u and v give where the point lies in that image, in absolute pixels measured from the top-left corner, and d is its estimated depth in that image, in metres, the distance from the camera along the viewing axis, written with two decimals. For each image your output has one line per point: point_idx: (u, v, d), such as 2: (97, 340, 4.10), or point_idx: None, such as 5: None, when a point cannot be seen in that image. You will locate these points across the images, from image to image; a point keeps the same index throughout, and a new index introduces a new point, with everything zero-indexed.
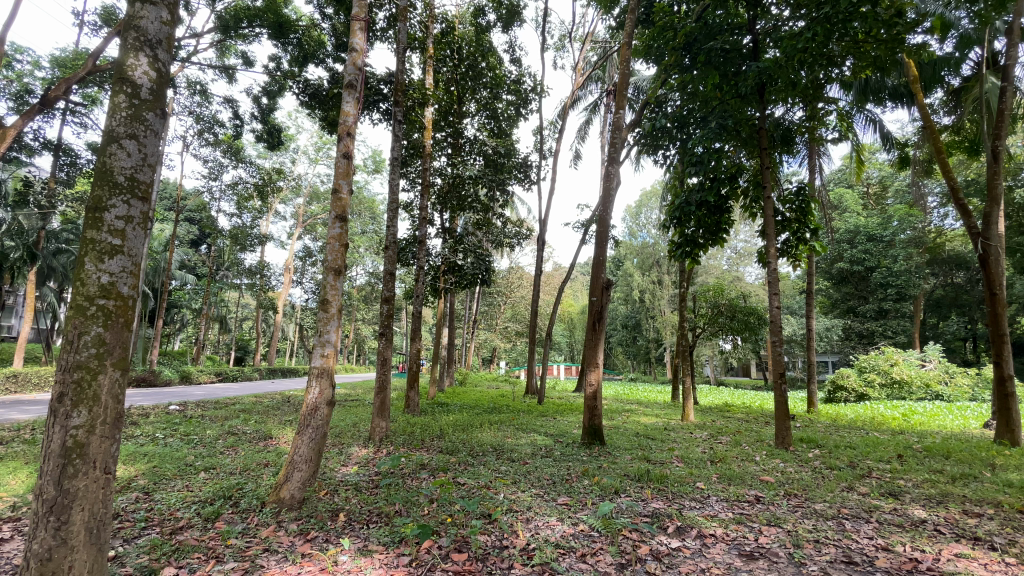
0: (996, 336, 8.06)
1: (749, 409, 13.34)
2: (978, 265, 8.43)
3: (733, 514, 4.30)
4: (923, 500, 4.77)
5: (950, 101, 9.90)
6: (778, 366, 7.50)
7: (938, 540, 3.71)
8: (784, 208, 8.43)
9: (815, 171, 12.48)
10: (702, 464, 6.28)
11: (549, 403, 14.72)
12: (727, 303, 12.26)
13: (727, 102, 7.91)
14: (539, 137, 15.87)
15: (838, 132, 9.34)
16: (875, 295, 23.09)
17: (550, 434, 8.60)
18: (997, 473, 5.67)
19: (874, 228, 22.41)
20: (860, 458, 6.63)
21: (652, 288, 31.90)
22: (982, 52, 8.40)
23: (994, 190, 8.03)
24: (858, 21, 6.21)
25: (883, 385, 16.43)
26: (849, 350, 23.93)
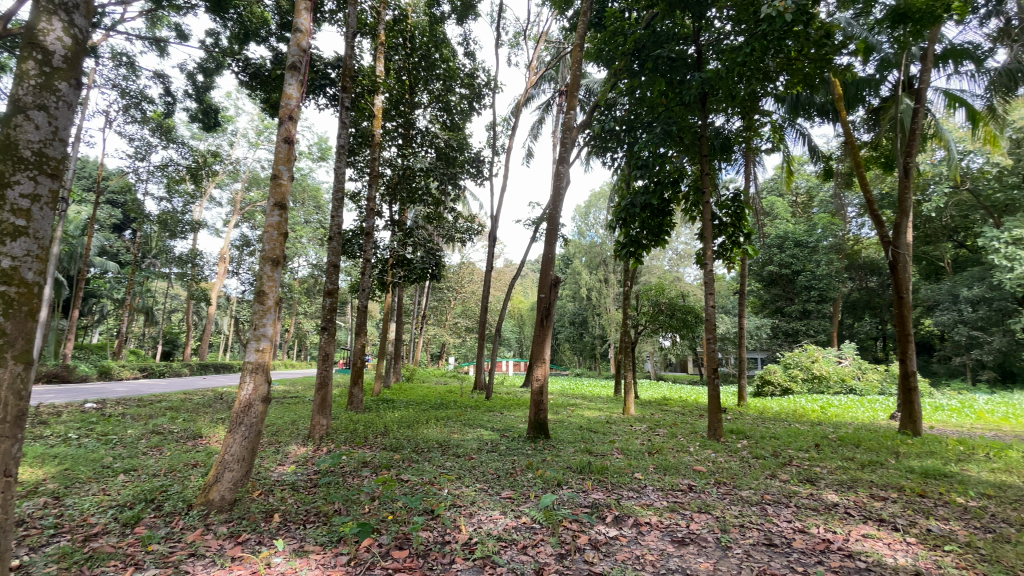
0: (902, 336, 8.87)
1: (684, 403, 14.06)
2: (889, 271, 9.25)
3: (668, 503, 4.50)
4: (836, 485, 5.21)
5: (869, 119, 10.76)
6: (712, 361, 7.91)
7: (848, 522, 4.07)
8: (722, 213, 8.87)
9: (750, 179, 13.22)
10: (640, 455, 6.53)
11: (496, 398, 14.78)
12: (667, 302, 12.79)
13: (671, 109, 8.24)
14: (492, 133, 15.87)
15: (771, 143, 9.91)
16: (800, 296, 24.86)
17: (496, 429, 8.66)
18: (900, 460, 6.29)
19: (801, 235, 24.17)
20: (783, 448, 7.14)
21: (599, 287, 32.92)
22: (899, 75, 9.17)
23: (904, 203, 8.80)
24: (791, 39, 6.62)
25: (804, 380, 17.84)
26: (776, 348, 25.68)
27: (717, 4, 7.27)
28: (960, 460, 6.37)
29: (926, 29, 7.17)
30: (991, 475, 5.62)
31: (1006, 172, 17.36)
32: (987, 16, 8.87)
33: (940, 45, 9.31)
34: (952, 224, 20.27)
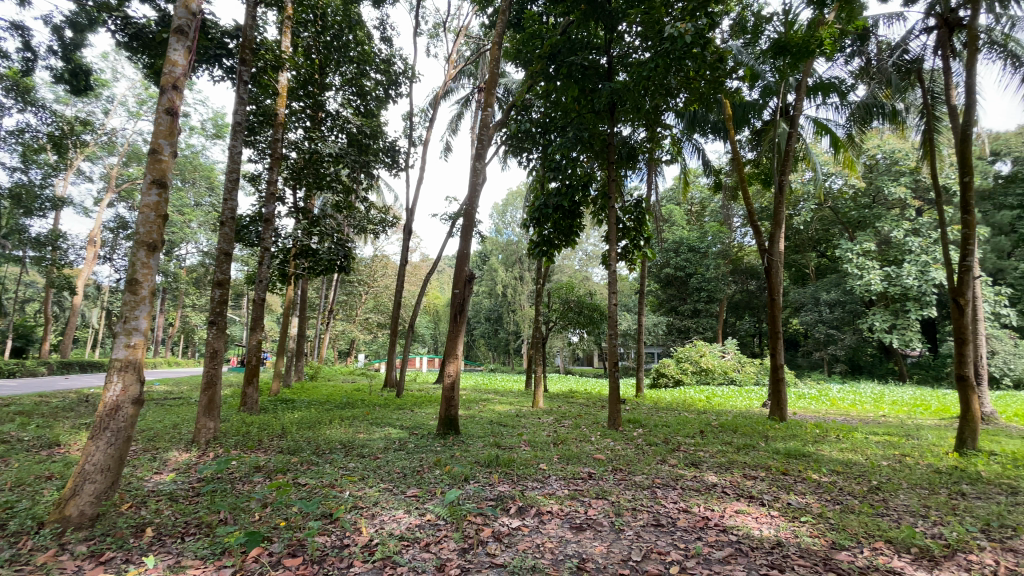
0: (774, 333, 10.03)
1: (589, 395, 14.84)
2: (765, 275, 10.42)
3: (569, 491, 4.72)
4: (715, 467, 5.79)
5: (752, 140, 12.03)
6: (613, 356, 8.38)
7: (724, 500, 4.53)
8: (626, 217, 9.43)
9: (652, 187, 14.21)
10: (545, 446, 6.77)
11: (407, 396, 14.48)
12: (576, 300, 13.35)
13: (584, 116, 8.60)
14: (408, 123, 15.44)
15: (671, 155, 10.71)
16: (692, 297, 27.40)
17: (405, 427, 8.49)
18: (768, 443, 7.14)
19: (694, 241, 26.47)
20: (673, 435, 7.77)
21: (514, 284, 33.50)
22: (778, 101, 10.33)
23: (778, 216, 9.94)
24: (690, 59, 7.16)
25: (694, 373, 19.69)
26: (671, 343, 27.92)
27: (627, 19, 7.70)
28: (815, 441, 7.38)
29: (800, 62, 8.14)
30: (837, 453, 6.59)
31: (857, 194, 20.31)
32: (852, 55, 10.31)
33: (812, 78, 10.66)
34: (815, 236, 23.38)
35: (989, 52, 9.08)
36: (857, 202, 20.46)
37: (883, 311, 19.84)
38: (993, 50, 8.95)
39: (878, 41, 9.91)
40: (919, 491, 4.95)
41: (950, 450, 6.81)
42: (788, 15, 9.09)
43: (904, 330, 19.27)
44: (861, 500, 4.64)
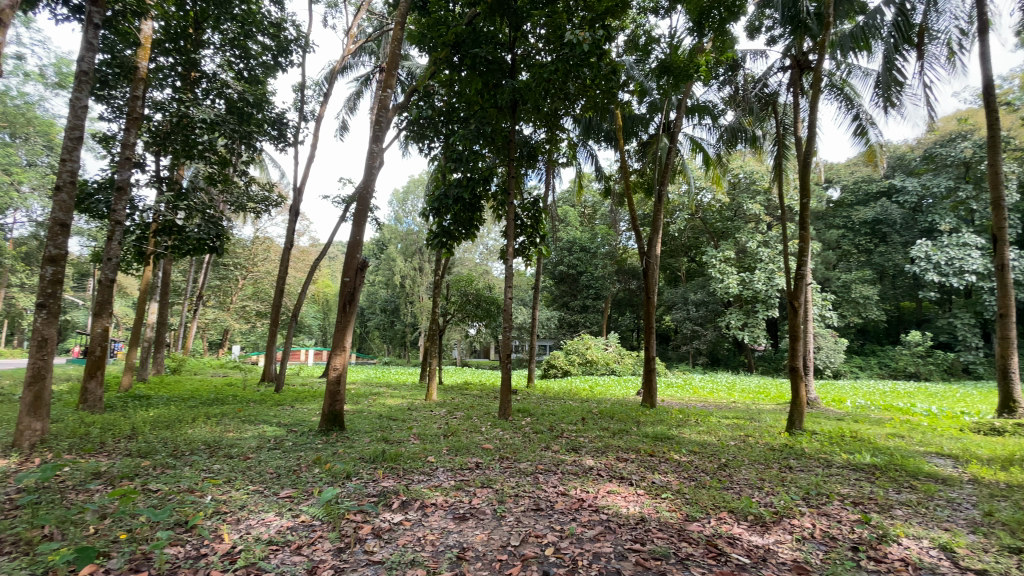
0: (649, 329, 10.98)
1: (482, 387, 15.07)
2: (644, 276, 11.36)
3: (454, 482, 4.75)
4: (593, 451, 6.21)
5: (639, 151, 13.01)
6: (506, 348, 8.57)
7: (599, 482, 4.88)
8: (523, 214, 9.68)
9: (549, 187, 14.76)
10: (435, 439, 6.72)
11: (288, 390, 13.44)
12: (474, 293, 13.42)
13: (486, 110, 8.62)
14: (299, 96, 14.27)
15: (568, 158, 11.19)
16: (582, 293, 29.11)
17: (283, 425, 7.89)
18: (640, 428, 7.84)
19: (586, 242, 28.23)
20: (558, 423, 8.19)
21: (412, 275, 32.70)
22: (663, 118, 11.29)
23: (658, 223, 10.87)
24: (587, 67, 7.51)
25: (580, 364, 20.94)
26: (562, 337, 29.33)
27: (531, 19, 7.84)
28: (678, 425, 8.24)
29: (681, 83, 8.96)
30: (695, 435, 7.44)
31: (723, 208, 23.03)
32: (724, 83, 11.56)
33: (692, 99, 11.79)
34: (688, 243, 26.08)
35: (829, 93, 10.77)
36: (722, 215, 23.19)
37: (738, 311, 22.73)
38: (832, 91, 10.63)
39: (745, 74, 11.25)
40: (757, 465, 5.77)
41: (783, 430, 8.02)
42: (673, 40, 9.92)
43: (754, 327, 22.24)
44: (712, 476, 5.29)
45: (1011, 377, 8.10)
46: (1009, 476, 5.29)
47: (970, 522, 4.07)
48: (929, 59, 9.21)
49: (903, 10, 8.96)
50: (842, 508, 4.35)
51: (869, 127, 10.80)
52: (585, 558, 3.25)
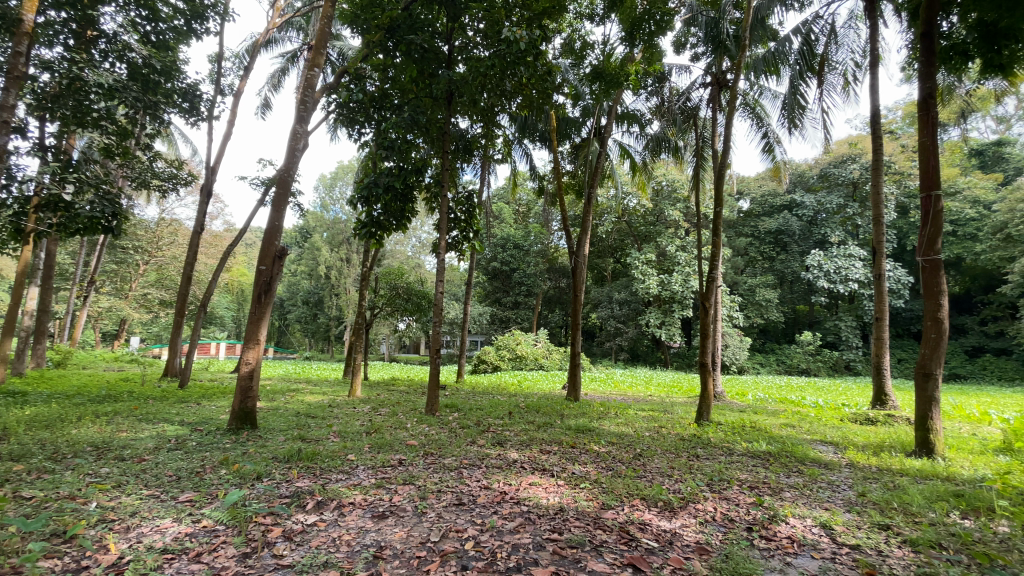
0: (576, 325, 11.29)
1: (410, 382, 14.78)
2: (572, 274, 11.67)
3: (374, 480, 4.63)
4: (518, 445, 6.30)
5: (571, 153, 13.33)
6: (435, 343, 8.46)
7: (521, 475, 4.97)
8: (457, 208, 9.59)
9: (484, 183, 14.73)
10: (357, 436, 6.51)
11: (195, 387, 12.38)
12: (404, 286, 13.10)
13: (421, 99, 8.46)
14: (216, 68, 13.13)
15: (503, 155, 11.22)
16: (514, 290, 29.51)
17: (187, 423, 7.27)
18: (564, 421, 8.08)
19: (520, 239, 28.56)
20: (484, 417, 8.24)
21: (339, 266, 31.35)
22: (595, 121, 11.66)
23: (587, 224, 11.20)
24: (524, 66, 7.58)
25: (510, 359, 21.19)
26: (493, 332, 29.48)
27: (469, 11, 7.78)
28: (599, 418, 8.60)
29: (612, 90, 9.28)
30: (614, 427, 7.79)
31: (647, 212, 24.28)
32: (651, 94, 12.15)
33: (622, 107, 12.28)
34: (614, 245, 27.20)
35: (743, 110, 11.65)
36: (647, 219, 24.44)
37: (658, 310, 24.06)
38: (745, 109, 11.51)
39: (670, 86, 11.91)
40: (669, 455, 6.15)
41: (692, 422, 8.59)
42: (606, 47, 10.27)
43: (671, 326, 23.63)
44: (627, 466, 5.56)
45: (882, 373, 9.24)
46: (877, 459, 6.05)
47: (845, 501, 4.62)
48: (827, 87, 10.25)
49: (808, 41, 9.90)
50: (741, 492, 4.76)
51: (775, 145, 11.83)
52: (504, 550, 3.29)
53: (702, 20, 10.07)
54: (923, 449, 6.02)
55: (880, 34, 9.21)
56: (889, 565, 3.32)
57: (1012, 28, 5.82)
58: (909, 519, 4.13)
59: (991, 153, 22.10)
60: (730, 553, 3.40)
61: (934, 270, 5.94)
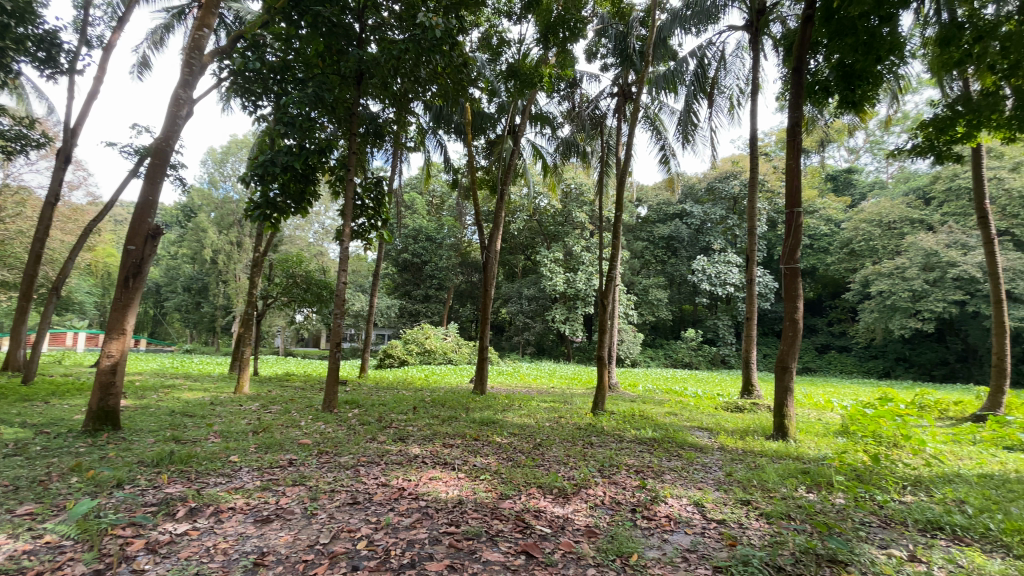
0: (484, 319, 11.36)
1: (307, 377, 13.94)
2: (482, 268, 11.71)
3: (260, 482, 4.30)
4: (420, 440, 6.21)
5: (486, 149, 13.39)
6: (335, 335, 8.05)
7: (422, 470, 4.91)
8: (364, 195, 9.18)
9: (395, 172, 14.25)
10: (241, 436, 6.01)
11: (42, 383, 10.61)
12: (303, 275, 12.30)
13: (328, 76, 7.95)
14: (81, 14, 11.26)
15: (415, 144, 10.94)
16: (425, 283, 29.09)
17: (28, 425, 6.20)
18: (468, 414, 8.11)
19: (432, 231, 28.10)
20: (387, 413, 8.02)
21: (229, 250, 28.62)
22: (509, 119, 11.79)
23: (499, 219, 11.31)
24: (439, 54, 7.44)
25: (418, 353, 20.80)
26: (400, 326, 28.77)
27: None
28: (503, 410, 8.77)
29: (526, 89, 9.43)
30: (517, 419, 7.98)
31: (556, 213, 25.14)
32: (564, 98, 12.57)
33: (535, 108, 12.55)
34: (525, 242, 27.81)
35: (645, 123, 12.49)
36: (556, 219, 25.30)
37: (563, 307, 25.03)
38: (647, 121, 12.34)
39: (581, 92, 12.42)
40: (566, 443, 6.44)
41: (589, 412, 9.05)
42: (523, 47, 10.41)
43: (574, 321, 24.71)
44: (527, 455, 5.75)
45: (750, 366, 10.46)
46: (742, 442, 6.85)
47: (715, 481, 5.16)
48: (715, 108, 11.33)
49: (701, 64, 10.85)
50: (627, 477, 5.13)
51: (671, 157, 12.83)
52: (398, 547, 3.24)
53: (612, 33, 10.58)
54: (780, 433, 6.91)
55: (760, 65, 10.35)
56: (747, 536, 3.78)
57: (864, 70, 6.84)
58: (765, 494, 4.73)
59: (842, 179, 25.88)
60: (616, 533, 3.66)
61: (793, 277, 6.83)
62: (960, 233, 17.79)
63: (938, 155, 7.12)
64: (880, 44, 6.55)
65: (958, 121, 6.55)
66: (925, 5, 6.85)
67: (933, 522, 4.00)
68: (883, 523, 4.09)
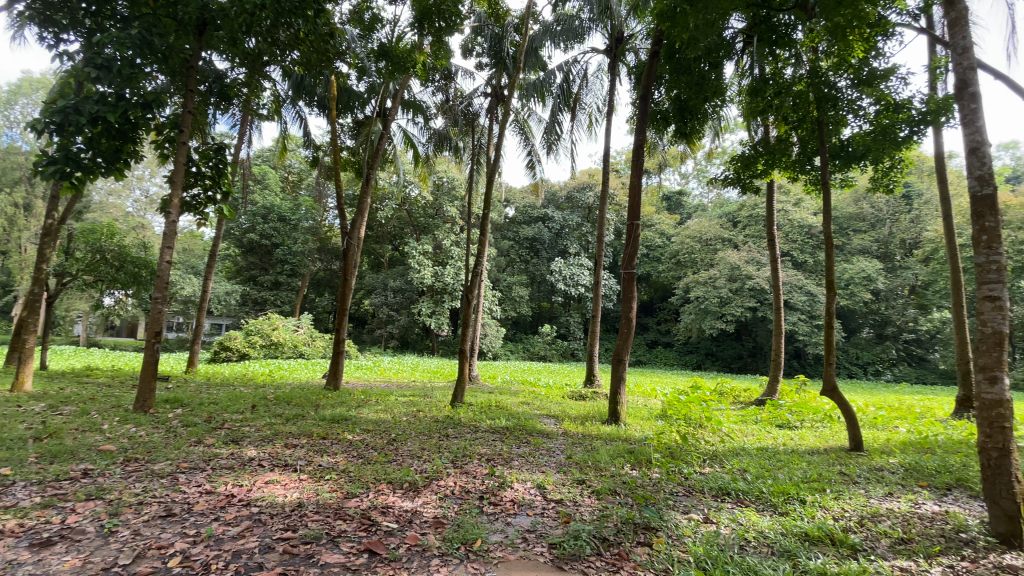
0: (341, 309, 10.71)
1: (115, 372, 11.75)
2: (342, 256, 11.01)
3: (41, 499, 3.53)
4: (257, 441, 5.65)
5: (352, 129, 12.62)
6: (154, 323, 6.84)
7: (256, 474, 4.48)
8: (200, 161, 7.99)
9: (243, 140, 12.68)
10: (15, 444, 4.84)
11: None
12: (116, 251, 10.32)
13: (161, 19, 6.76)
14: None
15: (269, 112, 9.86)
16: (275, 268, 26.41)
17: None
18: (317, 412, 7.58)
19: (286, 211, 25.55)
20: (218, 413, 7.12)
21: (8, 213, 22.75)
22: (378, 101, 11.29)
23: (363, 205, 10.77)
24: (302, 19, 6.83)
25: (262, 346, 18.80)
26: (243, 315, 25.76)
27: None
28: (357, 406, 8.39)
29: (398, 73, 9.08)
30: (372, 415, 7.71)
31: (427, 205, 24.81)
32: (438, 89, 12.43)
33: (408, 94, 12.21)
34: (392, 232, 26.91)
35: (514, 126, 12.96)
36: (426, 211, 24.98)
37: (429, 300, 24.70)
38: (516, 125, 12.83)
39: (455, 86, 12.41)
40: (421, 437, 6.42)
41: (447, 404, 9.12)
42: (396, 29, 10.02)
43: (439, 315, 24.61)
44: (380, 451, 5.60)
45: (594, 359, 11.54)
46: (583, 427, 7.54)
47: (557, 463, 5.62)
48: (577, 121, 12.22)
49: (567, 79, 11.63)
50: (479, 465, 5.31)
51: (537, 162, 13.51)
52: (221, 561, 2.93)
53: (488, 33, 10.75)
54: (614, 418, 7.75)
55: (616, 89, 11.45)
56: (580, 513, 4.18)
57: (695, 106, 7.98)
58: (598, 473, 5.28)
59: (675, 199, 29.89)
60: (462, 522, 3.77)
61: (630, 280, 7.70)
62: (756, 252, 21.76)
63: (744, 187, 8.58)
64: (708, 86, 7.69)
65: (759, 159, 8.03)
66: (742, 60, 8.24)
67: (723, 488, 4.87)
68: (687, 492, 4.86)
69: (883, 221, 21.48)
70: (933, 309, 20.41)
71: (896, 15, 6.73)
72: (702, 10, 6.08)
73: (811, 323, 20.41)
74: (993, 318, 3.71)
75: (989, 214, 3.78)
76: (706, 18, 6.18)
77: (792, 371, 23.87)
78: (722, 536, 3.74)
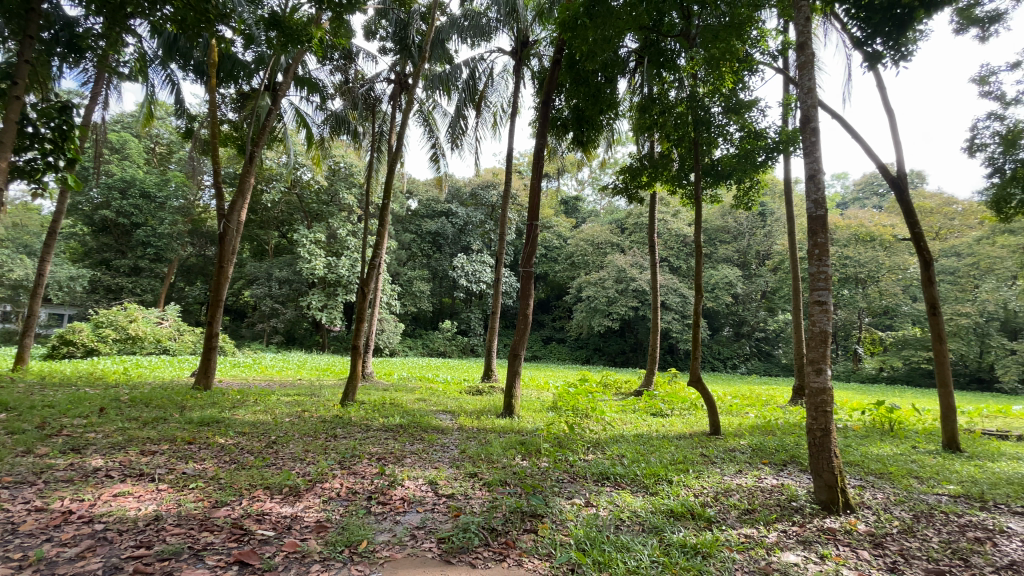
0: (215, 300, 9.69)
1: None
2: (218, 241, 9.94)
3: None
4: (105, 449, 4.94)
5: (235, 101, 11.45)
6: None
7: (103, 485, 3.92)
8: (38, 121, 6.73)
9: (97, 101, 10.91)
10: None
11: None
12: None
13: None
14: None
15: (131, 72, 8.58)
16: (133, 251, 22.96)
17: None
18: (182, 414, 6.79)
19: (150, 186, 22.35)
20: (55, 418, 6.08)
21: None
22: (267, 73, 10.37)
23: (246, 185, 9.83)
24: None
25: (116, 341, 16.33)
26: (90, 304, 22.14)
27: None
28: (232, 407, 7.68)
29: (291, 46, 8.39)
30: (250, 416, 7.09)
31: (321, 190, 23.30)
32: (336, 68, 11.75)
33: (302, 70, 11.39)
34: (280, 217, 24.87)
35: (418, 116, 12.68)
36: (319, 197, 23.50)
37: (321, 293, 23.21)
38: (420, 115, 12.57)
39: (356, 68, 11.81)
40: (305, 438, 6.05)
41: (337, 403, 8.67)
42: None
43: (332, 309, 23.21)
44: (257, 455, 5.19)
45: (491, 354, 11.71)
46: (478, 422, 7.64)
47: (451, 459, 5.64)
48: (481, 118, 12.28)
49: (472, 76, 11.65)
50: (368, 465, 5.16)
51: (441, 156, 13.35)
52: None
53: (393, 18, 10.39)
54: (508, 411, 7.97)
55: (520, 91, 11.69)
56: (470, 506, 4.24)
57: (591, 117, 8.46)
58: (490, 466, 5.41)
59: (571, 204, 31.38)
60: (346, 524, 3.64)
61: (527, 279, 7.97)
62: (640, 257, 23.65)
63: (630, 196, 9.27)
64: (602, 99, 8.24)
65: (644, 171, 8.73)
66: (634, 78, 8.91)
67: (603, 473, 5.26)
68: (571, 478, 5.18)
69: (743, 234, 24.46)
70: (779, 311, 23.89)
71: (759, 55, 7.73)
72: (600, 25, 6.46)
73: (682, 321, 22.69)
74: (820, 318, 4.46)
75: (820, 232, 4.54)
76: (604, 34, 6.57)
77: (667, 365, 26.36)
78: (599, 518, 4.04)
